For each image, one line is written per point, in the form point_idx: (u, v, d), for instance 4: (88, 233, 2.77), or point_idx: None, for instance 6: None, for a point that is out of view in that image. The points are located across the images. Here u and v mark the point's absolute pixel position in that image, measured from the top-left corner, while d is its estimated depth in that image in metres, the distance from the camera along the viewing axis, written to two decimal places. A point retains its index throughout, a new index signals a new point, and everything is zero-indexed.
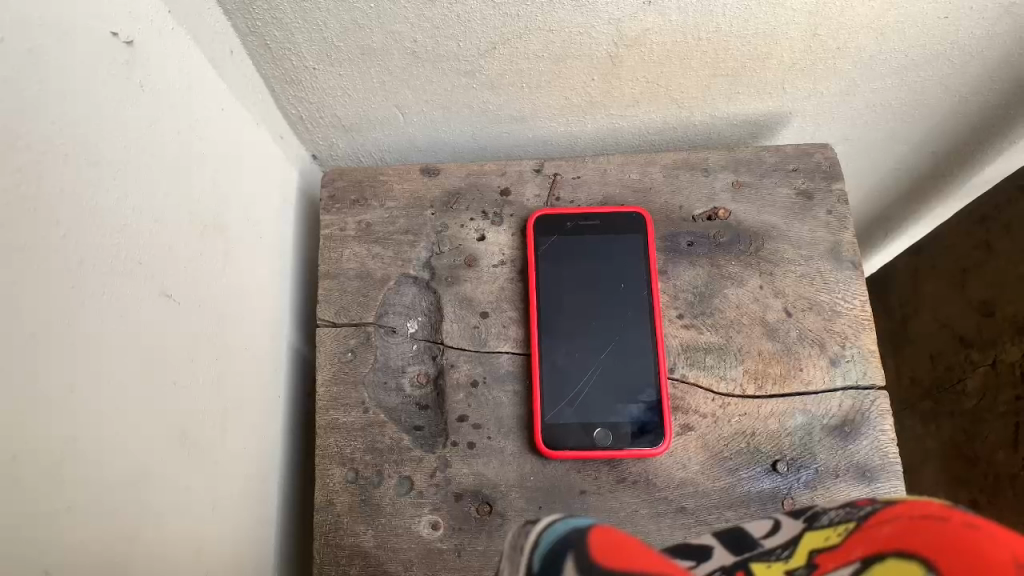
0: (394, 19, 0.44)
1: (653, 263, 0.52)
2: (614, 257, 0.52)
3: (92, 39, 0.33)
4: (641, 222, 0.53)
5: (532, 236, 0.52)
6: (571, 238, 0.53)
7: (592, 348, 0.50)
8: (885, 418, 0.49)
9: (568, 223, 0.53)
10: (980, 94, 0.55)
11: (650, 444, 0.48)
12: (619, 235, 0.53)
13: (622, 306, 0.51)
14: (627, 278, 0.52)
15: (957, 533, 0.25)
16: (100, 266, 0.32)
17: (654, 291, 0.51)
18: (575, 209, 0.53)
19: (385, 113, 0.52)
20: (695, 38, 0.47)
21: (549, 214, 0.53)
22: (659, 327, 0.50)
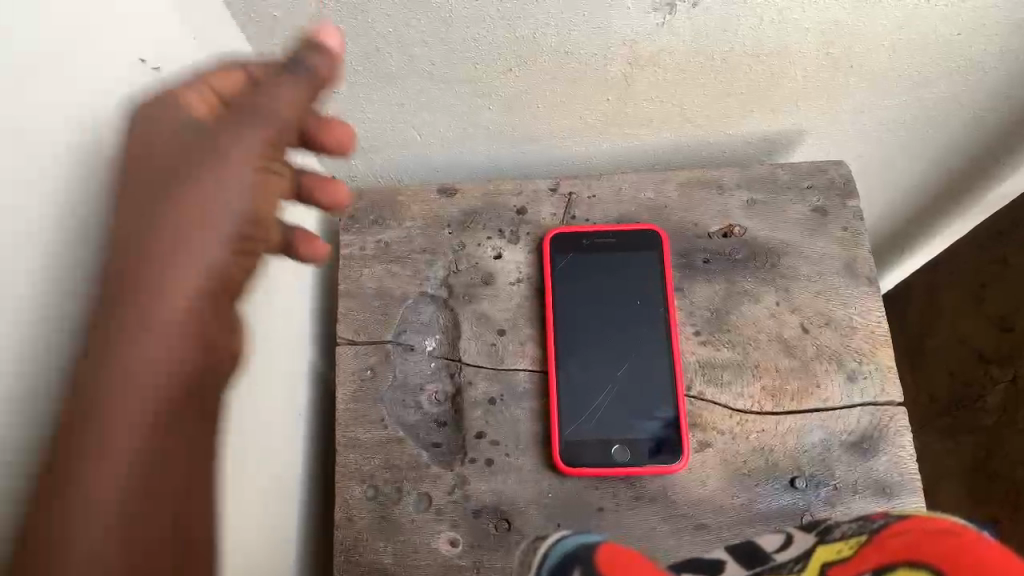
0: (412, 42, 0.45)
1: (670, 280, 0.52)
2: (630, 274, 0.53)
3: (121, 65, 0.35)
4: (655, 239, 0.53)
5: (549, 255, 0.53)
6: (588, 256, 0.53)
7: (610, 363, 0.51)
8: (903, 433, 0.49)
9: (584, 241, 0.54)
10: (993, 112, 0.55)
11: (668, 460, 0.48)
12: (635, 252, 0.53)
13: (637, 321, 0.52)
14: (643, 295, 0.52)
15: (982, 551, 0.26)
16: None
17: (670, 306, 0.52)
18: (591, 227, 0.54)
19: (403, 134, 0.53)
20: (707, 58, 0.48)
21: (567, 231, 0.54)
22: (676, 343, 0.51)
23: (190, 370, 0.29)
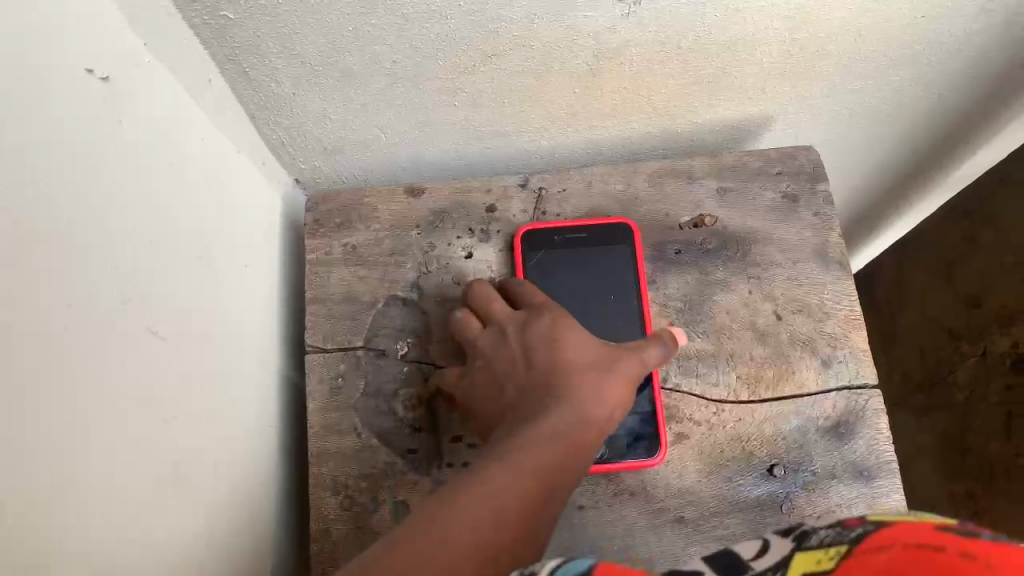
0: (373, 41, 0.44)
1: (642, 272, 0.52)
2: (604, 268, 0.53)
3: (73, 78, 0.33)
4: (627, 232, 0.53)
5: (521, 251, 0.53)
6: (559, 252, 0.53)
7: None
8: (879, 416, 0.49)
9: (556, 238, 0.53)
10: (959, 92, 0.55)
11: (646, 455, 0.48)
12: (607, 245, 0.53)
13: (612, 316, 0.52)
14: (616, 289, 0.52)
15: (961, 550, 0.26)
16: (86, 307, 0.32)
17: (643, 299, 0.51)
18: (561, 222, 0.53)
19: (368, 134, 0.52)
20: (673, 47, 0.47)
21: (537, 228, 0.53)
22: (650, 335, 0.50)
23: (578, 446, 0.43)
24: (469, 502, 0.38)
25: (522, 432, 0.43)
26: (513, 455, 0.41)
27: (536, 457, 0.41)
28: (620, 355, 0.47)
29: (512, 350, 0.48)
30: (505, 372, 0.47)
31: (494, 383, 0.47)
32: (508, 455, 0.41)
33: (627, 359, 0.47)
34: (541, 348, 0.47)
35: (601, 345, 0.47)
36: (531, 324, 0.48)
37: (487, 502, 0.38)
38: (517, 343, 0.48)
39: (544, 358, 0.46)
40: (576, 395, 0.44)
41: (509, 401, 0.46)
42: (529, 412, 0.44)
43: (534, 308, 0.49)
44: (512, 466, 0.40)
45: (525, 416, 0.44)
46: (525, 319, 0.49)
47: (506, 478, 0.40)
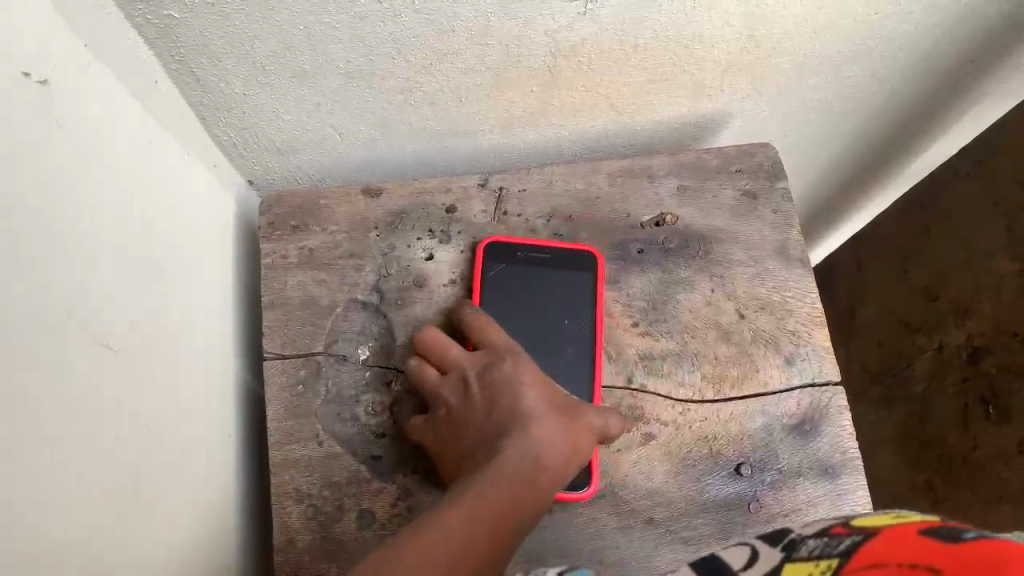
0: (326, 40, 0.42)
1: (601, 303, 0.51)
2: (561, 293, 0.51)
3: (7, 81, 0.31)
4: (590, 258, 0.52)
5: (481, 262, 0.51)
6: (519, 268, 0.52)
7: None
8: (843, 413, 0.49)
9: (518, 253, 0.52)
10: (910, 87, 0.56)
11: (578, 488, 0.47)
12: (568, 269, 0.52)
13: (562, 344, 0.51)
14: (571, 314, 0.51)
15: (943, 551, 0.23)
16: (29, 324, 0.30)
17: (597, 330, 0.50)
18: (527, 239, 0.52)
19: (322, 134, 0.51)
20: (631, 45, 0.47)
21: (501, 240, 0.52)
22: (598, 368, 0.49)
23: (530, 498, 0.43)
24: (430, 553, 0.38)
25: (479, 484, 0.42)
26: (469, 504, 0.41)
27: (492, 507, 0.41)
28: (574, 411, 0.46)
29: (477, 396, 0.47)
30: (466, 420, 0.46)
31: (456, 431, 0.46)
32: (465, 503, 0.41)
33: (582, 414, 0.46)
34: (502, 398, 0.46)
35: (556, 396, 0.47)
36: (495, 368, 0.47)
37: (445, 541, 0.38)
38: (482, 388, 0.47)
39: (508, 409, 0.46)
40: (542, 452, 0.44)
41: (469, 448, 0.45)
42: (492, 464, 0.43)
43: (504, 351, 0.48)
44: (467, 518, 0.40)
45: (485, 466, 0.43)
46: (487, 362, 0.48)
47: (452, 523, 0.39)
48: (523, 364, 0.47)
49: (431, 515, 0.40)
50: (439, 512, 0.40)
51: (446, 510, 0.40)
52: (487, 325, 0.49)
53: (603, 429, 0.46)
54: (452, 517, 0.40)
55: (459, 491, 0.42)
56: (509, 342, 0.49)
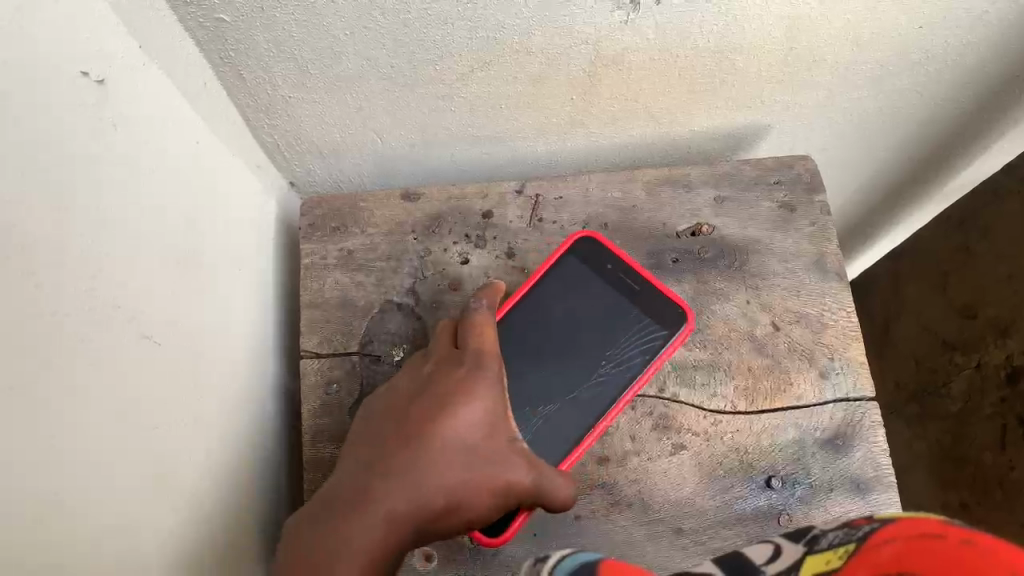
0: (371, 45, 0.43)
1: (668, 349, 0.47)
2: (635, 334, 0.48)
3: (66, 79, 0.32)
4: (683, 321, 0.47)
5: (568, 247, 0.49)
6: (601, 274, 0.49)
7: (543, 383, 0.47)
8: (876, 428, 0.49)
9: (624, 277, 0.49)
10: (954, 102, 0.56)
11: (487, 533, 0.44)
12: (656, 319, 0.48)
13: (594, 370, 0.48)
14: (629, 352, 0.48)
15: (949, 554, 0.25)
16: (79, 313, 0.32)
17: (639, 382, 0.46)
18: (626, 258, 0.49)
19: (364, 138, 0.52)
20: (672, 55, 0.47)
21: (610, 251, 0.49)
22: (615, 412, 0.46)
23: (433, 528, 0.38)
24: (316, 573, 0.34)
25: (393, 496, 0.37)
26: (374, 523, 0.36)
27: (396, 527, 0.37)
28: (508, 454, 0.40)
29: (417, 396, 0.42)
30: (397, 415, 0.41)
31: (390, 414, 0.42)
32: (369, 515, 0.36)
33: (513, 459, 0.40)
34: (437, 403, 0.41)
35: (497, 425, 0.41)
36: (445, 374, 0.43)
37: (340, 564, 0.34)
38: (424, 391, 0.42)
39: (444, 423, 0.40)
40: (463, 488, 0.39)
41: (387, 439, 0.40)
42: (406, 470, 0.38)
43: (466, 356, 0.43)
44: (363, 540, 0.35)
45: (399, 468, 0.38)
46: (444, 366, 0.43)
47: (356, 551, 0.35)
48: (481, 377, 0.42)
49: (336, 515, 0.36)
50: (336, 518, 0.36)
51: (348, 513, 0.36)
52: (471, 326, 0.45)
53: (532, 487, 0.40)
54: (350, 537, 0.35)
55: (362, 485, 0.37)
56: (481, 347, 0.44)
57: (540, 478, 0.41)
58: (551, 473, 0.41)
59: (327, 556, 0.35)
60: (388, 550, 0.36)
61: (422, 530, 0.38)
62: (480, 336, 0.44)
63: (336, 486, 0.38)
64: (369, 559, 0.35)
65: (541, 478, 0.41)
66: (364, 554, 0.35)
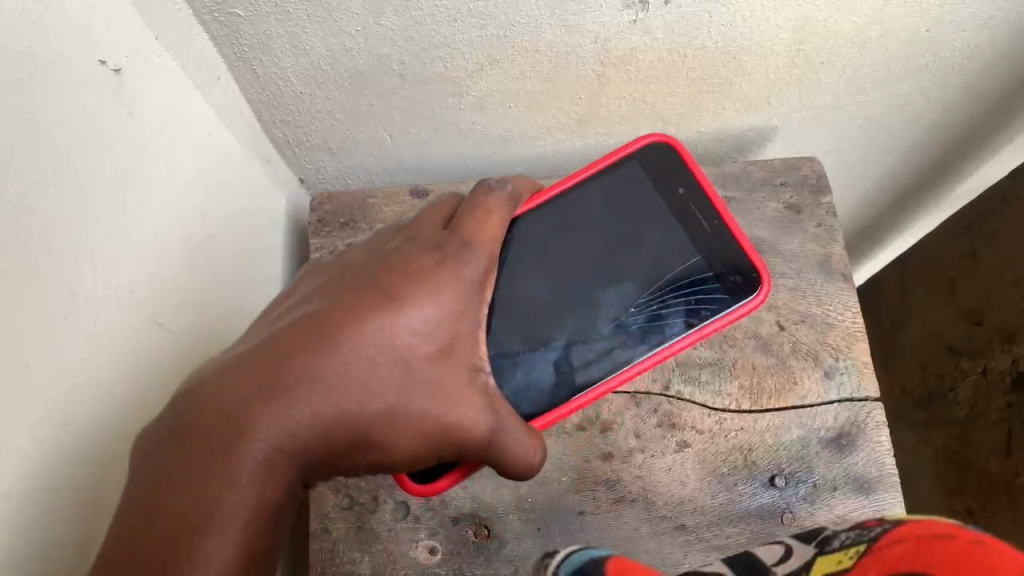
0: (383, 42, 0.44)
1: (721, 322, 0.41)
2: (693, 285, 0.43)
3: (83, 68, 0.33)
4: (758, 288, 0.42)
5: (640, 150, 0.45)
6: (665, 193, 0.45)
7: (572, 292, 0.44)
8: (880, 428, 0.49)
9: (690, 205, 0.45)
10: (961, 108, 0.56)
11: (415, 480, 0.39)
12: (723, 280, 0.43)
13: (634, 302, 0.43)
14: (683, 296, 0.42)
15: (970, 551, 0.29)
16: (90, 296, 0.32)
17: (681, 345, 0.41)
18: (705, 184, 0.45)
19: (374, 135, 0.52)
20: (680, 55, 0.48)
21: (681, 161, 0.45)
22: (647, 365, 0.41)
23: (352, 448, 0.33)
24: (206, 461, 0.29)
25: (323, 394, 0.32)
26: (290, 419, 0.31)
27: (315, 431, 0.32)
28: (466, 389, 0.35)
29: (376, 294, 0.34)
30: (355, 288, 0.35)
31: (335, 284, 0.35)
32: (288, 407, 0.31)
33: (474, 398, 0.34)
34: (381, 302, 0.34)
35: (463, 341, 0.35)
36: (419, 267, 0.35)
37: (227, 486, 0.29)
38: (390, 288, 0.34)
39: (404, 316, 0.34)
40: (407, 407, 0.34)
41: (333, 320, 0.33)
42: (350, 363, 0.32)
43: (450, 251, 0.36)
44: (270, 434, 0.30)
45: (343, 358, 0.32)
46: (418, 256, 0.35)
47: (260, 449, 0.30)
48: (458, 279, 0.35)
49: (252, 389, 0.31)
50: (251, 395, 0.31)
51: (258, 402, 0.31)
52: (471, 210, 0.38)
53: (488, 440, 0.35)
54: (259, 427, 0.30)
55: (291, 361, 0.32)
56: (473, 240, 0.37)
57: (498, 436, 0.35)
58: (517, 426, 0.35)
59: (226, 442, 0.30)
60: (301, 456, 0.31)
61: (348, 442, 0.33)
62: (480, 224, 0.38)
63: (261, 348, 0.32)
64: (273, 460, 0.30)
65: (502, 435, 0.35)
66: (264, 455, 0.30)
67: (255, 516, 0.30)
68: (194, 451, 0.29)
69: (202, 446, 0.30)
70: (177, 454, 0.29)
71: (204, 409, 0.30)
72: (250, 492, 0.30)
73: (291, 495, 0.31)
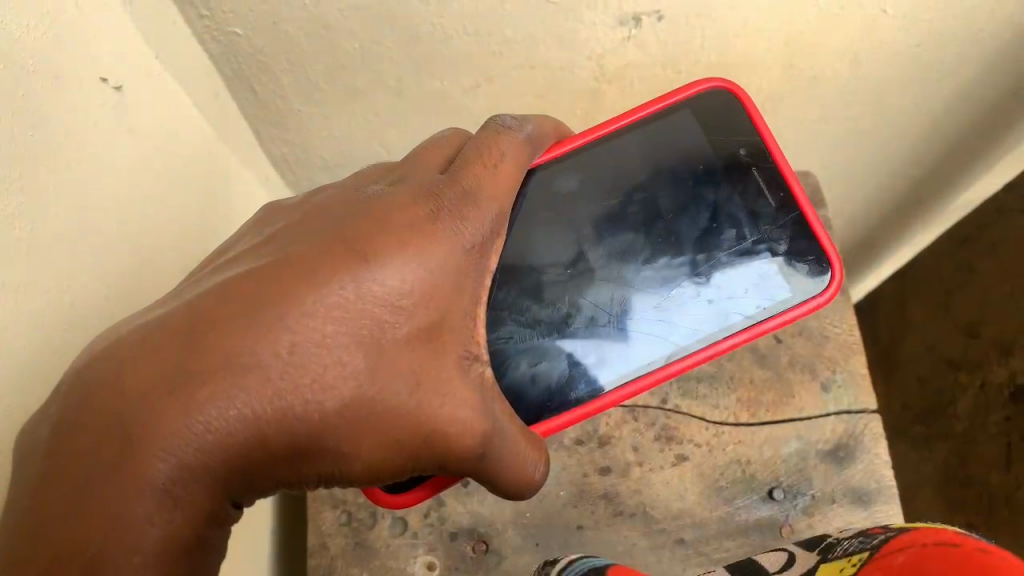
0: (380, 60, 0.44)
1: (779, 320, 0.38)
2: (750, 267, 0.40)
3: (84, 85, 0.33)
4: (828, 279, 0.39)
5: (698, 93, 0.43)
6: (728, 149, 0.43)
7: (612, 254, 0.42)
8: (878, 440, 0.49)
9: (754, 170, 0.42)
10: (954, 125, 0.56)
11: (385, 489, 0.36)
12: (785, 268, 0.40)
13: (687, 278, 0.41)
14: (736, 281, 0.40)
15: (968, 556, 0.28)
16: (90, 309, 0.32)
17: (732, 344, 0.38)
18: (775, 145, 0.42)
19: (372, 152, 0.53)
20: (674, 71, 0.48)
21: (750, 117, 0.42)
22: (699, 359, 0.38)
23: (309, 448, 0.28)
24: (103, 477, 0.25)
25: (258, 390, 0.27)
26: (209, 427, 0.26)
27: (252, 434, 0.27)
28: (456, 386, 0.30)
29: (342, 260, 0.29)
30: (318, 246, 0.30)
31: (301, 238, 0.31)
32: (208, 413, 0.26)
33: (464, 397, 0.30)
34: (344, 270, 0.29)
35: (449, 324, 0.31)
36: (398, 231, 0.30)
37: (129, 494, 0.25)
38: (360, 254, 0.29)
39: (376, 295, 0.29)
40: (373, 406, 0.29)
41: (282, 290, 0.28)
42: (296, 353, 0.28)
43: (444, 215, 0.32)
44: (184, 447, 0.26)
45: (286, 345, 0.27)
46: (398, 218, 0.31)
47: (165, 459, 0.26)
48: (448, 251, 0.31)
49: (163, 386, 0.26)
50: (161, 394, 0.26)
51: (173, 399, 0.26)
52: (484, 155, 0.35)
53: (481, 451, 0.31)
54: (169, 439, 0.26)
55: (221, 348, 0.27)
56: (480, 196, 0.33)
57: (490, 449, 0.31)
58: (512, 438, 0.32)
59: (122, 457, 0.25)
60: (224, 472, 0.27)
61: (294, 451, 0.28)
62: (490, 172, 0.34)
63: (179, 324, 0.27)
64: (188, 479, 0.26)
65: (495, 447, 0.31)
66: (171, 468, 0.26)
67: (163, 550, 0.26)
68: (88, 463, 0.25)
69: (99, 456, 0.26)
70: (63, 472, 0.25)
71: (104, 408, 0.26)
72: (156, 520, 0.26)
73: (214, 515, 0.27)
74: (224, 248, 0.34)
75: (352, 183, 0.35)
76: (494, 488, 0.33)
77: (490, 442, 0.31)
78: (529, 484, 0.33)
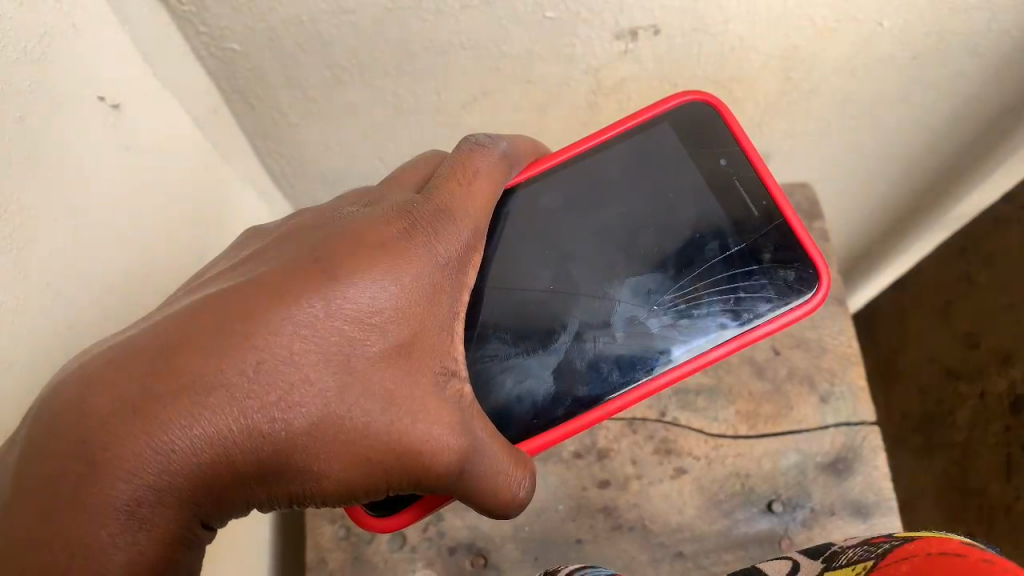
0: (376, 75, 0.44)
1: (764, 327, 0.39)
2: (738, 277, 0.40)
3: (81, 103, 0.34)
4: (815, 286, 0.39)
5: (675, 107, 0.43)
6: (708, 162, 0.43)
7: (597, 268, 0.42)
8: (877, 452, 0.49)
9: (736, 180, 0.43)
10: (952, 137, 0.57)
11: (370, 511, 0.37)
12: (772, 276, 0.40)
13: (669, 288, 0.41)
14: (723, 291, 0.40)
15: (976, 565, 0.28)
16: (88, 327, 0.32)
17: (718, 353, 0.38)
18: (757, 156, 0.43)
19: (371, 166, 0.53)
20: (671, 84, 0.48)
21: (730, 130, 0.43)
22: (684, 369, 0.38)
23: (279, 466, 0.28)
24: (63, 504, 0.24)
25: (225, 408, 0.26)
26: (174, 448, 0.25)
27: (219, 454, 0.26)
28: (429, 404, 0.30)
29: (312, 275, 0.29)
30: (288, 262, 0.29)
31: (270, 256, 0.31)
32: (174, 432, 0.25)
33: (439, 413, 0.31)
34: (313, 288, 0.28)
35: (422, 343, 0.31)
36: (370, 249, 0.30)
37: (92, 517, 0.24)
38: (328, 270, 0.29)
39: (347, 312, 0.29)
40: (342, 424, 0.29)
41: (248, 307, 0.27)
42: (264, 370, 0.27)
43: (417, 233, 0.32)
44: (149, 470, 0.25)
45: (254, 362, 0.27)
46: (369, 235, 0.31)
47: (128, 480, 0.24)
48: (419, 270, 0.31)
49: (125, 407, 0.25)
50: (123, 414, 0.25)
51: (138, 418, 0.25)
52: (458, 173, 0.36)
53: (459, 466, 0.31)
54: (133, 461, 0.24)
55: (186, 365, 0.26)
56: (456, 213, 0.34)
57: (467, 465, 0.31)
58: (491, 453, 0.32)
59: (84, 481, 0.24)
60: (191, 493, 0.26)
61: (263, 470, 0.27)
62: (465, 187, 0.35)
63: (143, 343, 0.26)
64: (154, 500, 0.25)
65: (473, 463, 0.31)
66: (137, 489, 0.25)
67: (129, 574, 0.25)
68: (46, 494, 0.24)
69: (57, 483, 0.24)
70: (22, 498, 0.24)
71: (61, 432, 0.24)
72: (120, 545, 0.24)
73: (181, 538, 0.26)
74: (204, 271, 0.34)
75: (328, 206, 0.35)
76: (474, 504, 0.33)
77: (467, 459, 0.31)
78: (510, 500, 0.33)
